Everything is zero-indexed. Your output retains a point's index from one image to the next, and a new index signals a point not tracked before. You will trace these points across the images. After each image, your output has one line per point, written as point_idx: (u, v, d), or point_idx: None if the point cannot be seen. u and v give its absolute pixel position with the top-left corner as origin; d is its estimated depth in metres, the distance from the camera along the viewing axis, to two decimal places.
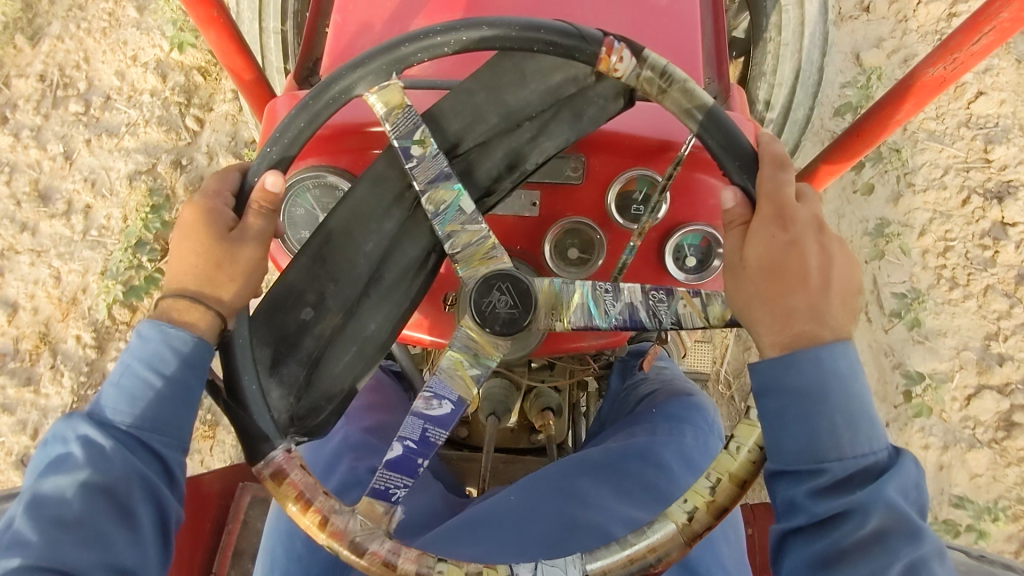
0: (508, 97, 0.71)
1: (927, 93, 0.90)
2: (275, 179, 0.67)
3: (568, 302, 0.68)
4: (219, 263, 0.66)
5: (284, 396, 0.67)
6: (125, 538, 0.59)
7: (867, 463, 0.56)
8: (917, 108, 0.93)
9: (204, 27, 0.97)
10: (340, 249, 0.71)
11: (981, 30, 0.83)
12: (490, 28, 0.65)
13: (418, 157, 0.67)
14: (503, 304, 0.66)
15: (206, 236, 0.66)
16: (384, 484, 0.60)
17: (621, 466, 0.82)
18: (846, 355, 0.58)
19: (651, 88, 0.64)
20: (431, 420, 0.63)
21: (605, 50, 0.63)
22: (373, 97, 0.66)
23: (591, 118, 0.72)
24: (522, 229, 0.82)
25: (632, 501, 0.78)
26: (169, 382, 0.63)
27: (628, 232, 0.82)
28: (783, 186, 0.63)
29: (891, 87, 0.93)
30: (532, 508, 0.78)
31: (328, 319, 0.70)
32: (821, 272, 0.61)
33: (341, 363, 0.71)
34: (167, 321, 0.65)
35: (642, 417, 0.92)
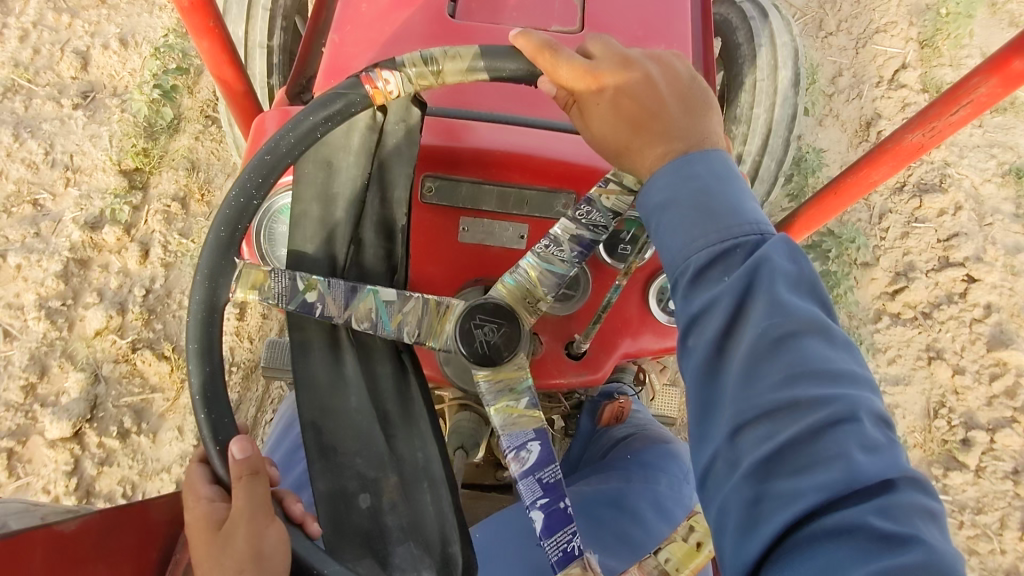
0: (335, 189, 0.70)
1: (903, 157, 0.94)
2: (235, 446, 0.60)
3: (531, 280, 0.70)
4: (243, 560, 0.58)
5: (421, 571, 0.66)
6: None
7: (731, 247, 0.54)
8: (894, 171, 0.97)
9: (198, 36, 0.95)
10: (336, 423, 0.69)
11: (959, 103, 0.86)
12: (271, 150, 0.66)
13: (318, 297, 0.68)
14: (485, 334, 0.68)
15: (204, 547, 0.59)
16: (562, 549, 0.63)
17: (593, 513, 0.81)
18: (701, 161, 0.59)
19: (427, 81, 0.67)
20: (534, 469, 0.66)
21: (371, 87, 0.66)
22: (239, 290, 0.67)
23: (411, 146, 0.71)
24: (508, 260, 0.82)
25: (605, 550, 0.76)
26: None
27: (614, 270, 0.82)
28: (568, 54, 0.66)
29: (869, 150, 0.97)
30: None
31: (387, 484, 0.69)
32: (650, 91, 0.65)
33: (428, 506, 0.70)
34: None
35: (616, 464, 0.92)
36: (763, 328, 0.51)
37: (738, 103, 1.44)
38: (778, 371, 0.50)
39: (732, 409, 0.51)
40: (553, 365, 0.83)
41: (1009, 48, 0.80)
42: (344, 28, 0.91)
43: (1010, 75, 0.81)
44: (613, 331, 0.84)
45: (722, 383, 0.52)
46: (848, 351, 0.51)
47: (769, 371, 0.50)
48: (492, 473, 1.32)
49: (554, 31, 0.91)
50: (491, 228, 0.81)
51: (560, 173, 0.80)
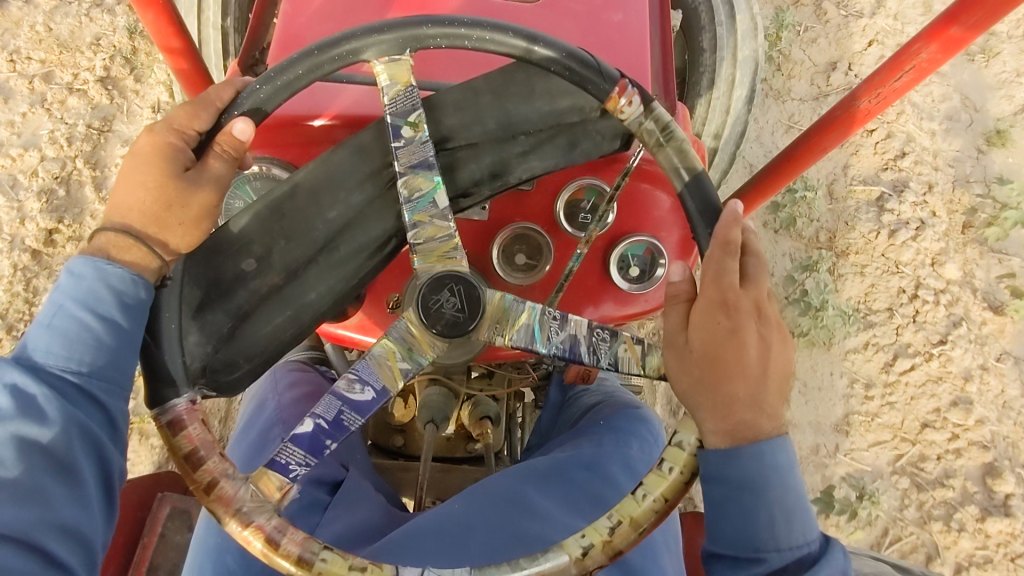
0: (511, 107, 0.74)
1: (852, 124, 0.97)
2: (245, 126, 0.68)
3: (514, 318, 0.67)
4: (171, 204, 0.68)
5: (203, 344, 0.66)
6: (68, 496, 0.59)
7: (801, 553, 0.61)
8: (846, 137, 0.99)
9: (142, 7, 0.92)
10: (304, 208, 0.71)
11: (902, 69, 0.89)
12: (513, 41, 0.67)
13: (407, 139, 0.68)
14: (450, 306, 0.66)
15: (166, 175, 0.68)
16: (285, 458, 0.60)
17: (567, 477, 0.84)
18: (785, 451, 0.61)
19: (649, 138, 0.68)
20: (349, 404, 0.63)
21: (619, 90, 0.68)
22: (381, 65, 0.67)
23: (583, 150, 0.77)
24: (470, 231, 0.83)
25: (576, 513, 0.80)
26: (113, 333, 0.62)
27: (575, 239, 0.83)
28: (729, 273, 0.62)
29: (822, 116, 0.98)
30: (475, 518, 0.78)
31: (268, 276, 0.70)
32: (759, 365, 0.61)
33: (269, 326, 0.71)
34: (106, 259, 0.64)
35: (589, 427, 0.93)
36: None
37: (702, 64, 1.45)
38: None
39: None
40: None
41: (948, 13, 0.82)
42: None
43: (949, 39, 0.84)
44: (576, 300, 0.85)
45: None
46: None
47: None
48: (462, 447, 1.35)
49: (511, 0, 0.91)
50: None
51: None
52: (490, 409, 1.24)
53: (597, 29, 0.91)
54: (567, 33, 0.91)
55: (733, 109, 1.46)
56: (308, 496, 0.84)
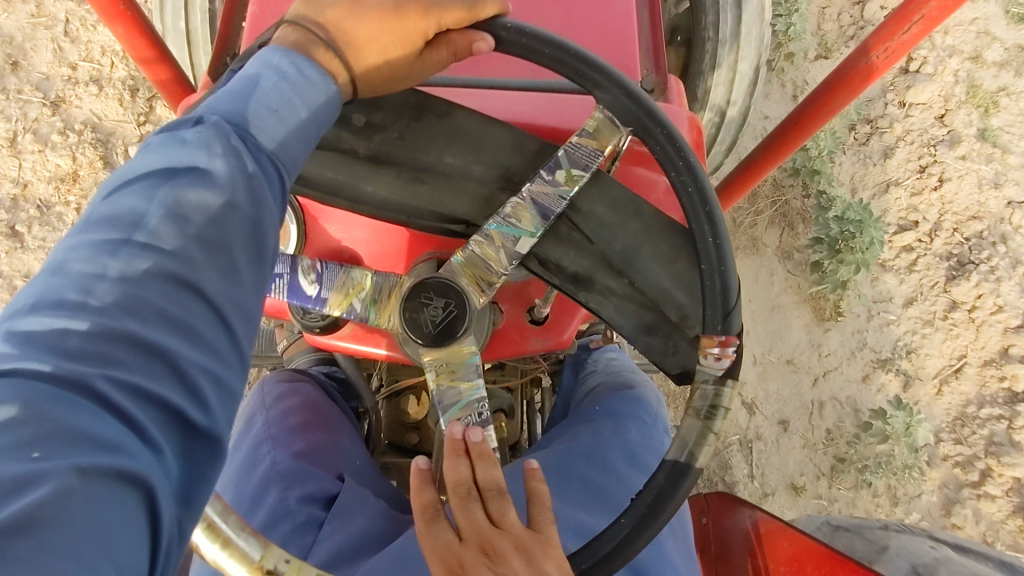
0: (636, 256, 0.69)
1: (862, 81, 0.92)
2: (485, 47, 0.60)
3: (463, 372, 0.65)
4: (382, 84, 0.61)
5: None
6: (255, 281, 0.46)
7: None
8: (856, 95, 0.94)
9: (109, 20, 0.89)
10: (427, 134, 0.70)
11: (910, 20, 0.83)
12: (699, 208, 0.60)
13: (551, 178, 0.65)
14: (431, 313, 0.65)
15: (405, 43, 0.58)
16: None
17: (567, 468, 0.83)
18: None
19: (701, 399, 0.61)
20: (290, 283, 0.70)
21: (725, 341, 0.60)
22: (597, 116, 0.63)
23: (648, 346, 0.69)
24: None
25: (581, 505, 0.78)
26: (314, 132, 0.54)
27: None
28: (444, 533, 0.57)
29: (829, 75, 0.94)
30: None
31: (358, 146, 0.70)
32: None
33: (322, 174, 0.71)
34: (317, 65, 0.55)
35: (588, 416, 0.93)
36: None
37: (703, 30, 1.42)
38: None
39: None
40: (515, 333, 0.81)
41: None
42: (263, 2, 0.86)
43: None
44: None
45: None
46: None
47: None
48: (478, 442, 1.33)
49: None
50: None
51: None
52: (504, 400, 1.24)
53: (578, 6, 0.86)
54: (547, 15, 0.86)
55: (740, 75, 1.43)
56: (301, 514, 0.81)
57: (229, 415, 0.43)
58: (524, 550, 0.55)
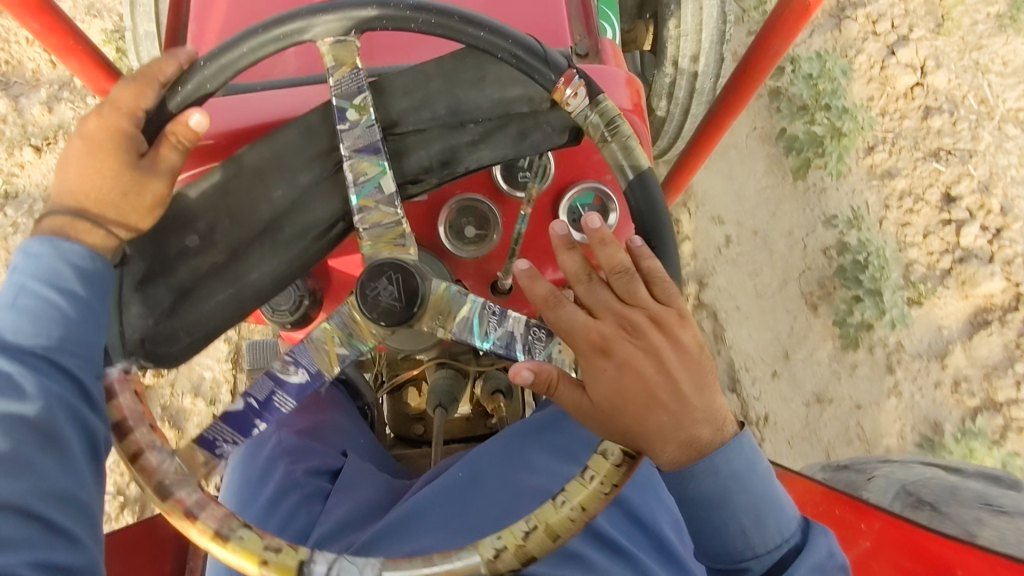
0: (461, 94, 0.72)
1: (797, 19, 0.97)
2: (200, 118, 0.63)
3: (455, 311, 0.67)
4: (127, 193, 0.66)
5: (145, 315, 0.69)
6: (53, 463, 0.57)
7: (779, 553, 0.64)
8: (794, 35, 0.99)
9: (63, 55, 0.92)
10: (248, 191, 0.71)
11: None
12: (463, 26, 0.64)
13: (353, 121, 0.67)
14: (388, 295, 0.65)
15: (118, 161, 0.65)
16: (212, 436, 0.65)
17: (560, 426, 0.87)
18: (737, 454, 0.62)
19: (594, 132, 0.64)
20: (281, 386, 0.67)
21: (562, 81, 0.64)
22: (327, 47, 0.65)
23: (534, 142, 0.73)
24: (412, 214, 0.82)
25: (570, 461, 0.83)
26: (75, 300, 0.61)
27: (519, 200, 0.81)
28: (575, 321, 0.62)
29: (770, 16, 0.99)
30: (476, 489, 0.81)
31: (210, 254, 0.71)
32: (663, 378, 0.61)
33: (212, 301, 0.72)
34: (65, 237, 0.64)
35: None
36: None
37: None
38: None
39: None
40: None
41: None
42: (198, 15, 0.91)
43: None
44: (536, 259, 0.83)
45: None
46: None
47: None
48: (482, 424, 1.36)
49: None
50: None
51: None
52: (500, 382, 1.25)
53: None
54: None
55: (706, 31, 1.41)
56: (308, 486, 0.86)
57: None
58: (654, 322, 0.62)
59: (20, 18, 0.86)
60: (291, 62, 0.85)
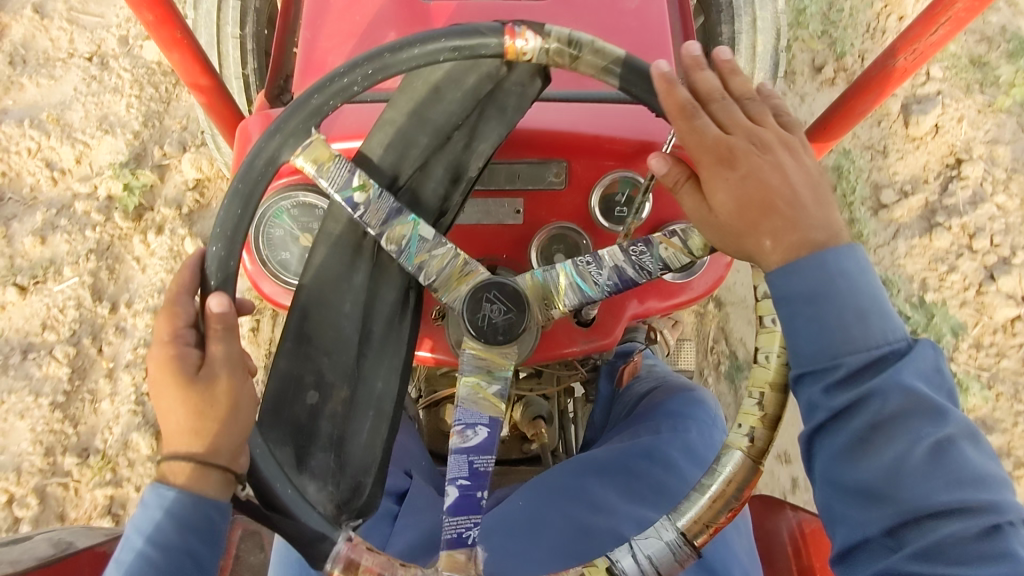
0: (431, 114, 0.74)
1: (889, 84, 0.99)
2: (220, 300, 0.61)
3: (556, 288, 0.68)
4: (203, 413, 0.60)
5: (323, 489, 0.65)
6: None
7: (882, 352, 0.56)
8: (881, 100, 1.01)
9: (167, 49, 0.95)
10: (320, 320, 0.71)
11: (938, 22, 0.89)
12: (392, 54, 0.65)
13: (364, 202, 0.67)
14: (495, 312, 0.67)
15: (176, 386, 0.60)
16: (455, 532, 0.61)
17: (628, 466, 0.83)
18: (850, 255, 0.58)
19: (562, 58, 0.64)
20: (472, 450, 0.65)
21: (508, 37, 0.64)
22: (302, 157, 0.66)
23: (515, 107, 0.74)
24: (507, 236, 0.82)
25: (642, 502, 0.80)
26: (173, 556, 0.59)
27: (614, 233, 0.82)
28: (706, 130, 0.62)
29: (857, 78, 1.00)
30: (544, 514, 0.79)
31: (336, 394, 0.69)
32: (785, 186, 0.61)
33: (364, 433, 0.70)
34: (167, 483, 0.60)
35: (646, 417, 0.93)
36: (923, 441, 0.55)
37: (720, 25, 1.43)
38: (936, 483, 0.55)
39: (886, 506, 0.56)
40: (563, 335, 0.83)
41: None
42: (310, 23, 0.90)
43: None
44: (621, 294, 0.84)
45: (871, 474, 0.56)
46: (991, 454, 0.58)
47: (926, 466, 0.55)
48: (518, 449, 1.35)
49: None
50: (487, 207, 0.82)
51: (546, 144, 0.81)
52: (541, 409, 1.26)
53: (614, 16, 0.90)
54: (586, 24, 0.90)
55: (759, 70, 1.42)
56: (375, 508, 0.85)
57: None
58: (765, 143, 0.62)
59: (137, 8, 0.89)
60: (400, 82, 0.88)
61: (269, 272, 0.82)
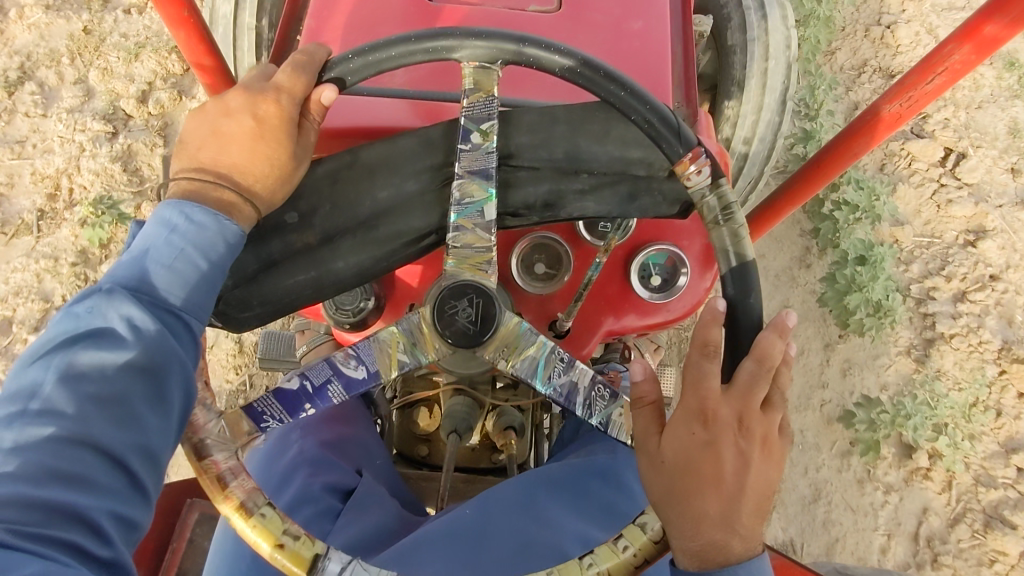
0: (584, 145, 0.72)
1: (885, 128, 0.99)
2: (333, 93, 0.67)
3: (525, 346, 0.69)
4: (280, 176, 0.68)
5: (227, 277, 0.70)
6: (157, 420, 0.57)
7: None
8: (875, 142, 1.02)
9: (173, 26, 0.95)
10: (355, 184, 0.72)
11: (933, 72, 0.91)
12: (605, 78, 0.65)
13: (474, 145, 0.69)
14: (465, 315, 0.67)
15: (281, 138, 0.67)
16: (263, 408, 0.67)
17: (581, 485, 0.84)
18: (759, 572, 0.60)
19: (707, 213, 0.65)
20: (340, 377, 0.69)
21: (689, 156, 0.64)
22: (472, 69, 0.66)
23: (640, 207, 0.73)
24: None
25: (590, 520, 0.80)
26: (214, 269, 0.63)
27: (594, 248, 0.83)
28: (708, 377, 0.61)
29: (851, 122, 1.01)
30: (490, 526, 0.78)
31: (305, 235, 0.72)
32: (734, 478, 0.59)
33: (292, 280, 0.72)
34: (222, 210, 0.65)
35: (604, 436, 0.94)
36: None
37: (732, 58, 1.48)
38: None
39: None
40: None
41: (982, 13, 0.84)
42: (316, 13, 0.90)
43: (982, 41, 0.86)
44: (597, 309, 0.84)
45: None
46: None
47: None
48: (488, 458, 1.34)
49: (530, 11, 0.91)
50: None
51: None
52: (513, 420, 1.24)
53: (616, 39, 0.90)
54: (589, 45, 0.90)
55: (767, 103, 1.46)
56: (322, 503, 0.83)
57: (127, 541, 0.54)
58: (744, 428, 0.61)
59: None
60: (398, 78, 0.86)
61: None
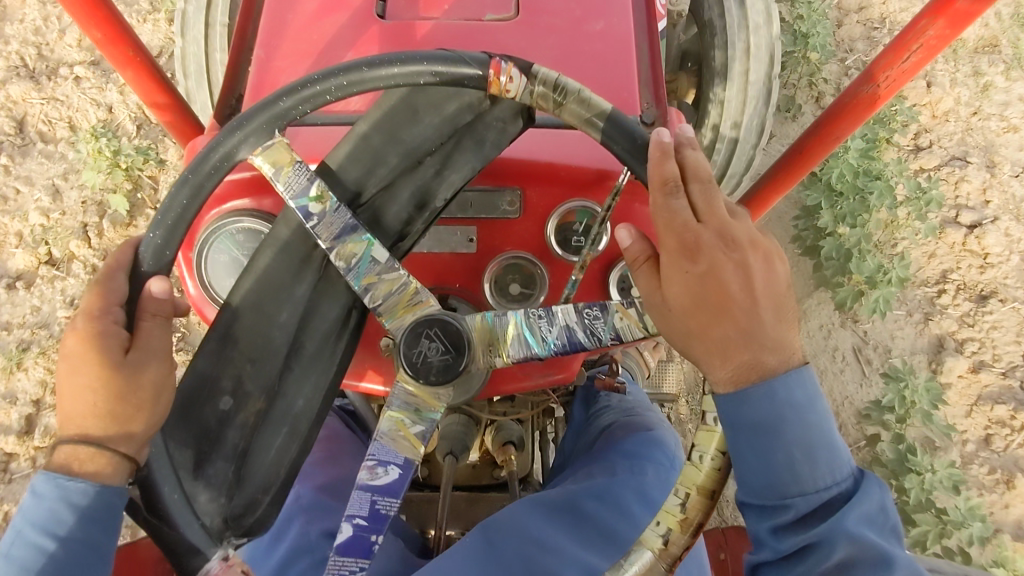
0: (405, 135, 0.68)
1: (863, 110, 0.96)
2: (162, 283, 0.62)
3: (503, 335, 0.65)
4: (123, 394, 0.60)
5: (214, 499, 0.61)
6: None
7: (831, 494, 0.57)
8: (857, 125, 0.99)
9: (121, 67, 0.93)
10: (254, 323, 0.66)
11: (909, 50, 0.88)
12: (370, 69, 0.62)
13: (318, 214, 0.63)
14: (434, 349, 0.63)
15: (101, 364, 0.60)
16: (338, 572, 0.59)
17: (579, 507, 0.80)
18: (799, 383, 0.58)
19: (545, 102, 0.62)
20: (379, 491, 0.61)
21: (493, 72, 0.61)
22: (259, 159, 0.63)
23: (493, 143, 0.69)
24: (461, 266, 0.79)
25: (589, 547, 0.76)
26: (68, 546, 0.58)
27: (570, 263, 0.79)
28: (679, 213, 0.60)
29: (829, 107, 0.98)
30: (488, 559, 0.75)
31: (250, 404, 0.64)
32: (742, 293, 0.60)
33: (272, 449, 0.64)
34: (68, 471, 0.58)
35: (602, 455, 0.90)
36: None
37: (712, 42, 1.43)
38: None
39: None
40: (516, 370, 0.81)
41: None
42: (266, 43, 0.87)
43: (957, 14, 0.83)
44: None
45: None
46: None
47: None
48: (489, 474, 1.31)
49: (488, 20, 0.87)
50: (439, 235, 0.79)
51: (499, 172, 0.79)
52: (512, 434, 1.20)
53: (578, 43, 0.86)
54: (547, 51, 0.86)
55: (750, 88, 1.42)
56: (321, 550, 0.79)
57: None
58: (729, 240, 0.61)
59: (84, 26, 0.87)
60: (354, 104, 0.85)
61: (210, 298, 0.78)
